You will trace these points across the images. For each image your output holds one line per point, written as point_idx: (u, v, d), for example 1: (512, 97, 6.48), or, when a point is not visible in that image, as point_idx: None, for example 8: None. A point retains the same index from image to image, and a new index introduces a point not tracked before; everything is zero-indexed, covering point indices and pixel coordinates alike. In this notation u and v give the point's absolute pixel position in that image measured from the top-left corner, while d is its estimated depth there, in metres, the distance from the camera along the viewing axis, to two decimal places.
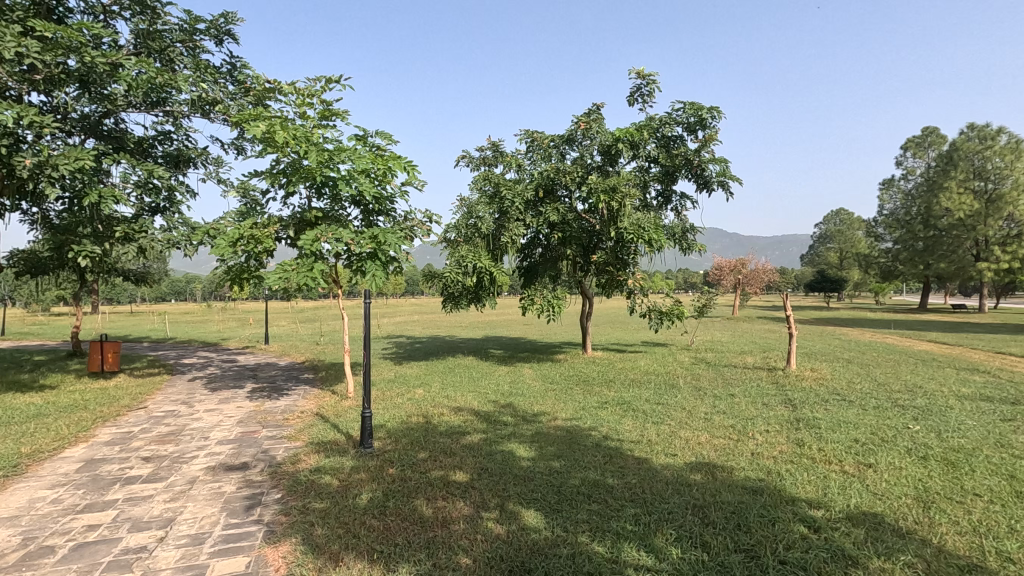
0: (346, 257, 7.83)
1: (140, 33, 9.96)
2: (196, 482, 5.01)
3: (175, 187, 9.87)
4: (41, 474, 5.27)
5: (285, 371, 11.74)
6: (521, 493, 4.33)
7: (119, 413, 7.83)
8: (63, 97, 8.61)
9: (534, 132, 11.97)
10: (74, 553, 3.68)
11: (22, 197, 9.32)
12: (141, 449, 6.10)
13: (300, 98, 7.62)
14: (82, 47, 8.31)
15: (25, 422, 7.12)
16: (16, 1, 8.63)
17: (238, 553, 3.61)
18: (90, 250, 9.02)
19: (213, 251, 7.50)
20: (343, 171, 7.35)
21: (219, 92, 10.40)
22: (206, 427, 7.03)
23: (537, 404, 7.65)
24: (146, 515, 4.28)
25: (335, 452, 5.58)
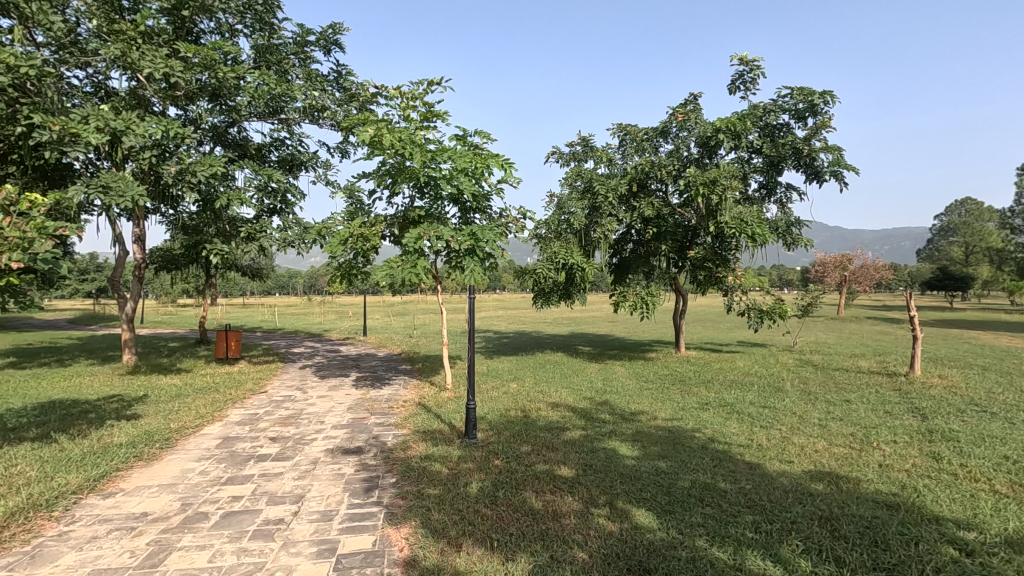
0: (445, 254, 8.10)
1: (260, 48, 10.85)
2: (319, 462, 5.42)
3: (290, 189, 10.68)
4: (189, 448, 5.92)
5: (385, 362, 12.38)
6: (629, 492, 4.28)
7: (244, 396, 8.63)
8: (199, 111, 9.59)
9: (627, 125, 11.75)
10: (224, 520, 4.10)
11: (163, 202, 10.48)
12: (267, 429, 6.69)
13: (404, 101, 7.97)
14: (215, 65, 9.22)
15: (170, 401, 8.00)
16: (162, 27, 9.72)
17: (365, 531, 3.86)
18: (220, 248, 10.00)
19: (326, 249, 8.04)
20: (444, 171, 7.60)
21: (328, 99, 11.11)
22: (320, 412, 7.57)
23: (635, 403, 7.52)
24: (280, 490, 4.68)
25: (442, 441, 5.81)
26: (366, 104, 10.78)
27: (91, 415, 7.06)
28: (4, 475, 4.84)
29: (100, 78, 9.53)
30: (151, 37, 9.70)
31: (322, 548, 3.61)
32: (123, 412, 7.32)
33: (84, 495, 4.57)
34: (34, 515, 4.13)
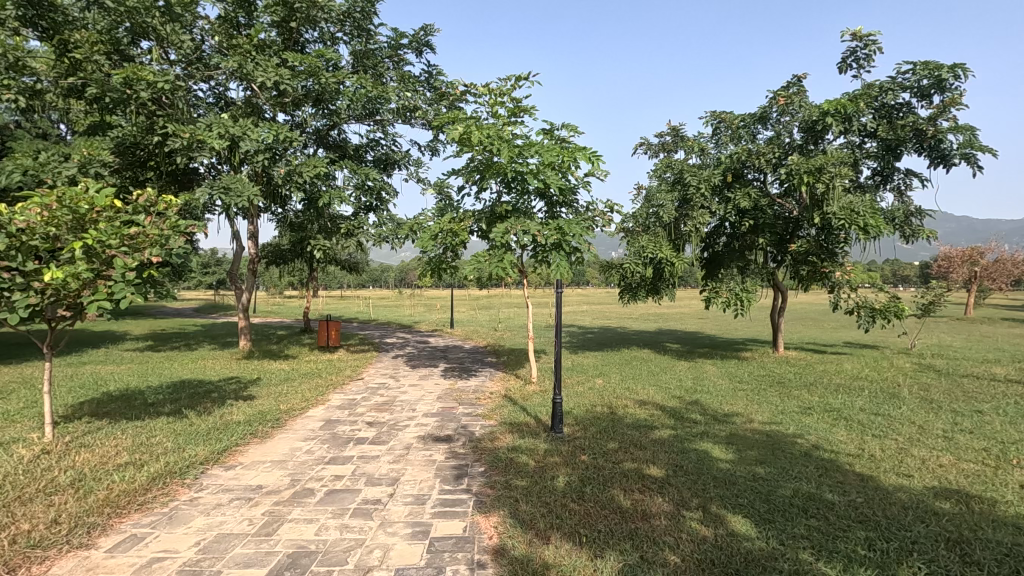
0: (532, 248, 8.14)
1: (358, 53, 11.44)
2: (412, 448, 5.66)
3: (385, 187, 11.22)
4: (296, 428, 6.43)
5: (472, 354, 12.71)
6: (724, 496, 4.09)
7: (344, 382, 9.22)
8: (304, 116, 10.30)
9: (721, 112, 11.18)
10: (327, 497, 4.40)
11: (274, 202, 11.39)
12: (364, 414, 7.10)
13: (492, 97, 8.08)
14: (319, 72, 9.85)
15: (280, 384, 8.71)
16: (272, 40, 10.56)
17: (456, 517, 3.99)
18: (322, 243, 10.71)
19: (417, 244, 8.35)
20: (532, 166, 7.62)
21: (419, 99, 11.51)
22: (412, 400, 7.90)
23: (728, 404, 7.18)
24: (376, 472, 4.95)
25: (529, 434, 5.87)
26: (455, 102, 11.07)
27: (214, 395, 7.85)
28: (147, 444, 5.50)
29: (221, 90, 10.50)
30: (263, 49, 10.55)
31: (416, 530, 3.77)
32: (240, 392, 8.07)
33: (211, 466, 5.09)
34: (170, 481, 4.66)
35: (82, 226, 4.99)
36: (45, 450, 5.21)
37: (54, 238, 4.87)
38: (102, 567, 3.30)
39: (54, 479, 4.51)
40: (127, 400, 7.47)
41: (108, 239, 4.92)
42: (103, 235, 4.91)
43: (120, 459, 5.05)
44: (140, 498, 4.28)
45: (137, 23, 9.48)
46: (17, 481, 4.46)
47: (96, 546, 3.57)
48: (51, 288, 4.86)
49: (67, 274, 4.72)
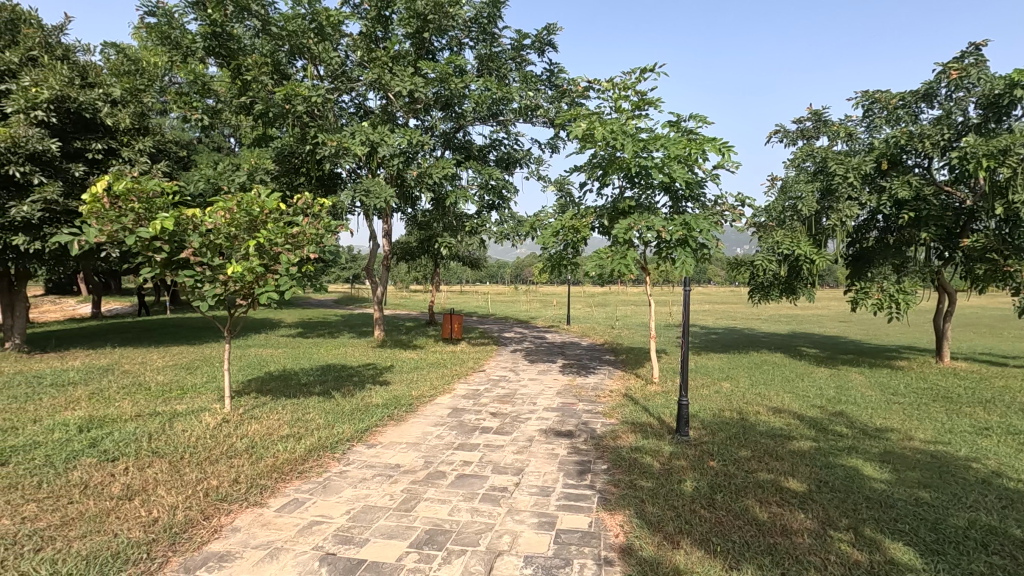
0: (655, 244, 7.89)
1: (483, 57, 11.87)
2: (534, 440, 5.80)
3: (507, 186, 11.53)
4: (426, 414, 6.86)
5: (590, 351, 12.66)
6: (880, 520, 3.69)
7: (467, 373, 9.66)
8: (433, 120, 10.93)
9: (875, 92, 9.99)
10: (458, 481, 4.65)
11: (405, 202, 12.20)
12: (488, 405, 7.38)
13: (616, 92, 7.95)
14: (448, 77, 10.37)
15: (410, 372, 9.34)
16: (406, 50, 11.30)
17: (580, 512, 4.01)
18: (448, 240, 11.28)
19: (539, 241, 8.48)
20: (657, 159, 7.38)
21: (540, 98, 11.65)
22: (532, 393, 8.08)
23: (881, 418, 6.43)
24: (502, 461, 5.13)
25: (652, 435, 5.73)
26: (577, 99, 11.06)
27: (355, 379, 8.64)
28: (302, 419, 6.20)
29: (361, 100, 11.45)
30: (398, 59, 11.35)
31: (542, 521, 3.86)
32: (377, 378, 8.79)
33: (355, 443, 5.61)
34: (323, 454, 5.21)
35: (254, 226, 5.73)
36: (224, 419, 6.08)
37: (233, 238, 5.64)
38: (272, 524, 3.78)
39: (232, 444, 5.25)
40: (284, 379, 8.47)
41: (275, 239, 5.62)
42: (271, 235, 5.60)
43: (282, 431, 5.75)
44: (300, 467, 4.84)
45: (294, 45, 10.67)
46: (206, 444, 5.25)
47: (267, 505, 4.11)
48: (231, 280, 5.65)
49: (245, 268, 5.45)
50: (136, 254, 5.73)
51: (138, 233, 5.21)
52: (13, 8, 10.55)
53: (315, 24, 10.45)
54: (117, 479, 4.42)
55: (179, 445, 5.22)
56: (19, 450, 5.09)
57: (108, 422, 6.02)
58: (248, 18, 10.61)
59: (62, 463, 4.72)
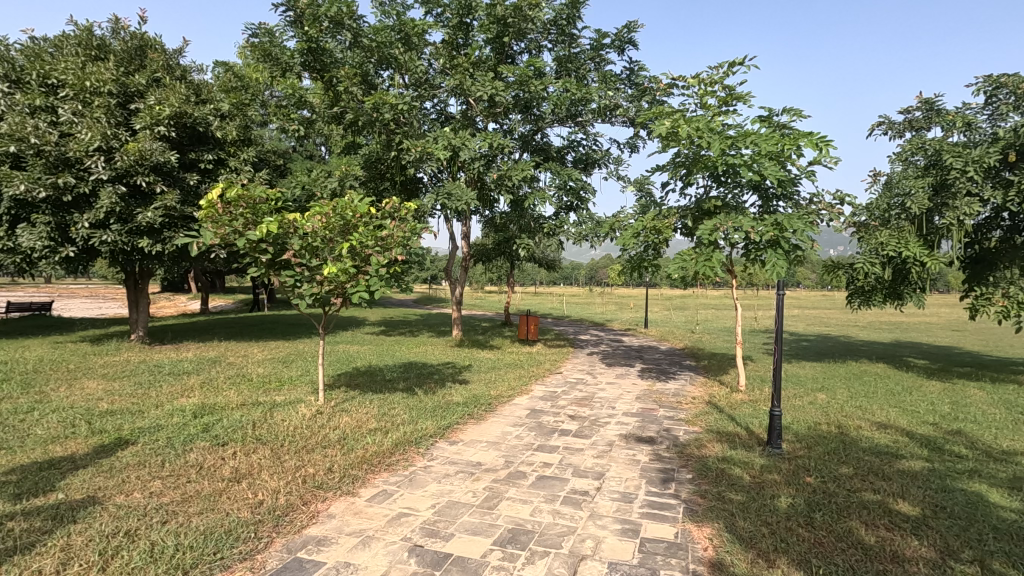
0: (743, 246, 7.51)
1: (562, 59, 11.87)
2: (615, 445, 5.70)
3: (585, 187, 11.44)
4: (505, 414, 6.94)
5: (669, 356, 12.28)
6: (1013, 554, 3.30)
7: (544, 374, 9.68)
8: (512, 123, 11.04)
9: (1000, 76, 8.96)
10: (539, 482, 4.67)
11: (484, 205, 12.41)
12: (566, 407, 7.35)
13: (702, 88, 7.64)
14: (528, 80, 10.43)
15: (489, 372, 9.49)
16: (486, 56, 11.51)
17: (665, 521, 3.90)
18: (526, 241, 11.36)
19: (618, 242, 8.31)
20: (746, 156, 7.03)
21: (620, 97, 11.45)
22: (611, 397, 7.95)
23: (1008, 439, 5.74)
24: (583, 465, 5.08)
25: (741, 446, 5.46)
26: (658, 96, 10.79)
27: (436, 377, 8.89)
28: (388, 414, 6.46)
29: (443, 106, 11.78)
30: (478, 65, 11.60)
31: (625, 528, 3.79)
32: (456, 377, 9.00)
33: (438, 439, 5.77)
34: (408, 448, 5.41)
35: (347, 229, 6.04)
36: (318, 411, 6.47)
37: (328, 240, 5.98)
38: (364, 513, 3.97)
39: (326, 435, 5.57)
40: (370, 375, 8.87)
41: (366, 241, 5.90)
42: (363, 238, 5.89)
43: (370, 424, 6.02)
44: (388, 460, 5.05)
45: (382, 56, 11.15)
46: (302, 433, 5.61)
47: (359, 494, 4.32)
48: (327, 279, 6.01)
49: (339, 269, 5.77)
50: (243, 256, 6.22)
51: (246, 236, 5.66)
52: (142, 35, 11.80)
53: (402, 34, 10.88)
54: (227, 462, 4.81)
55: (278, 434, 5.60)
56: (145, 432, 5.67)
57: (218, 409, 6.58)
58: (341, 32, 11.03)
59: (181, 445, 5.21)
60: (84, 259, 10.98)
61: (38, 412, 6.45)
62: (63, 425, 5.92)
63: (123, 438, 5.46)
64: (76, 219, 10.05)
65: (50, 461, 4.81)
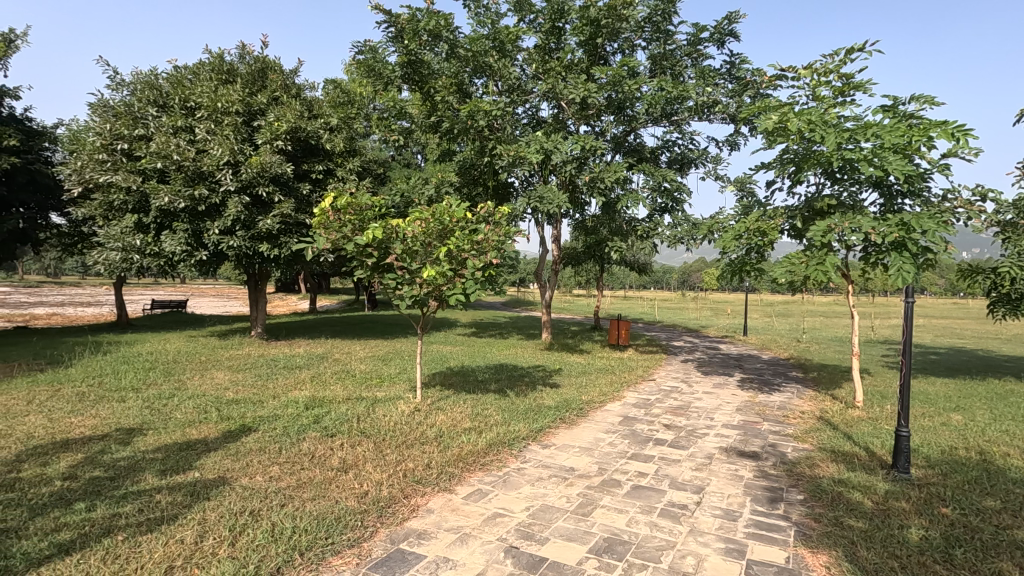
0: (862, 248, 6.87)
1: (656, 57, 11.54)
2: (715, 458, 5.41)
3: (681, 187, 11.03)
4: (597, 420, 6.84)
5: (772, 366, 11.50)
6: None
7: (636, 381, 9.43)
8: (605, 124, 10.88)
9: None
10: (634, 491, 4.54)
11: (574, 208, 12.33)
12: (661, 416, 7.10)
13: (814, 78, 7.11)
14: (622, 80, 10.23)
15: (579, 377, 9.40)
16: (578, 58, 11.46)
17: (774, 543, 3.64)
18: (618, 244, 11.16)
19: (718, 245, 7.90)
20: (866, 150, 6.42)
21: (720, 93, 10.92)
22: (709, 407, 7.59)
23: None
24: (680, 477, 4.88)
25: (860, 467, 4.98)
26: (762, 90, 10.16)
27: (527, 379, 8.95)
28: (482, 414, 6.60)
29: (534, 111, 11.88)
30: (571, 68, 11.59)
31: (730, 547, 3.58)
32: (547, 380, 9.01)
33: (530, 442, 5.80)
34: (502, 449, 5.49)
35: (445, 234, 6.26)
36: (416, 408, 6.76)
37: (427, 244, 6.21)
38: (461, 511, 4.07)
39: (424, 432, 5.79)
40: (464, 376, 9.11)
41: (463, 245, 6.07)
42: (459, 242, 6.06)
43: (465, 424, 6.18)
44: (483, 459, 5.16)
45: (477, 64, 11.42)
46: (402, 429, 5.87)
47: (456, 492, 4.44)
48: (425, 282, 6.24)
49: (437, 272, 5.97)
50: (351, 260, 6.63)
51: (354, 241, 6.03)
52: (264, 58, 12.99)
53: (496, 42, 11.09)
54: (335, 452, 5.15)
55: (380, 429, 5.90)
56: (265, 420, 6.21)
57: (327, 402, 7.06)
58: (439, 45, 11.40)
59: (296, 435, 5.65)
60: (214, 262, 12.23)
61: (177, 398, 7.27)
62: (198, 411, 6.62)
63: (247, 425, 6.01)
64: (209, 226, 11.24)
65: (189, 442, 5.41)
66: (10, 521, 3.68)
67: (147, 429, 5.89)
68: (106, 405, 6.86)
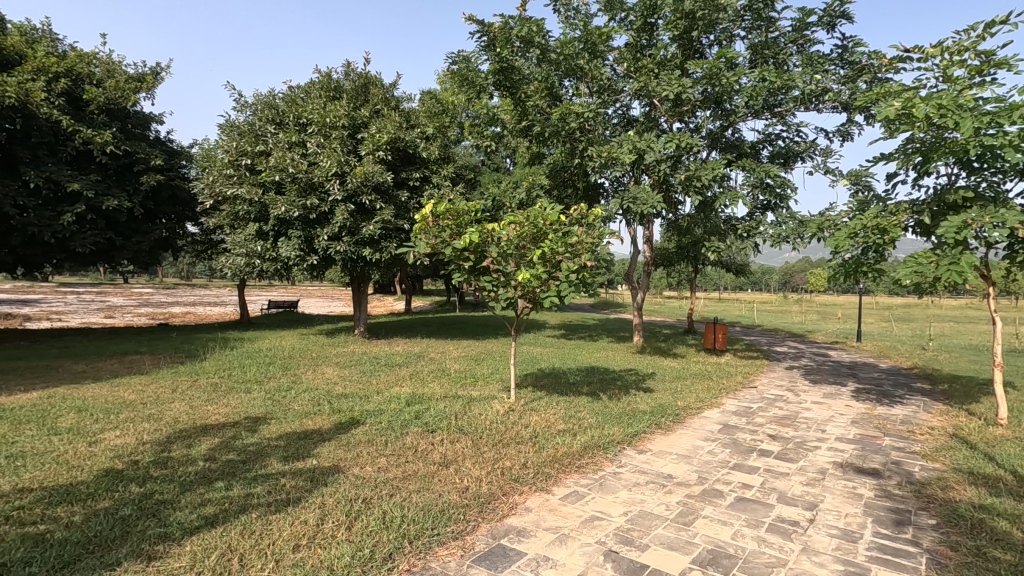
0: (1007, 245, 6.09)
1: (757, 46, 10.94)
2: (828, 474, 5.04)
3: (786, 183, 10.36)
4: (695, 426, 6.60)
5: (893, 376, 10.47)
6: None
7: (736, 387, 8.98)
8: (700, 120, 10.47)
9: None
10: (738, 503, 4.34)
11: (668, 207, 11.97)
12: (765, 425, 6.71)
13: (945, 58, 6.41)
14: (721, 73, 9.79)
15: (674, 381, 9.11)
16: (672, 54, 11.14)
17: (902, 570, 3.34)
18: (716, 244, 10.69)
19: (830, 244, 7.34)
20: (1011, 135, 5.68)
21: (830, 80, 10.14)
22: (819, 418, 7.07)
23: None
24: (789, 491, 4.60)
25: (1006, 494, 4.42)
26: (881, 73, 9.31)
27: (620, 383, 8.82)
28: (575, 416, 6.61)
29: (625, 110, 11.71)
30: (664, 64, 11.30)
31: (850, 570, 3.33)
32: (640, 384, 8.82)
33: (626, 447, 5.72)
34: (597, 452, 5.47)
35: (539, 236, 6.35)
36: (511, 407, 6.90)
37: (522, 247, 6.31)
38: (559, 511, 4.11)
39: (519, 431, 5.91)
40: (556, 377, 9.15)
41: (557, 248, 6.12)
42: (554, 245, 6.11)
43: (559, 425, 6.22)
44: (578, 461, 5.17)
45: (568, 67, 11.45)
46: (498, 428, 6.03)
47: (553, 492, 4.50)
48: (520, 285, 6.35)
49: (532, 275, 6.05)
50: (449, 263, 6.89)
51: (452, 245, 6.27)
52: (366, 74, 13.86)
53: (588, 44, 11.07)
54: (437, 447, 5.39)
55: (477, 426, 6.09)
56: (372, 414, 6.63)
57: (426, 399, 7.40)
58: (530, 50, 11.56)
59: (400, 429, 5.98)
60: (323, 265, 13.20)
61: (294, 391, 7.96)
62: (313, 403, 7.20)
63: (356, 418, 6.45)
64: (319, 233, 12.16)
65: (306, 432, 5.90)
66: (166, 493, 4.23)
67: (271, 418, 6.50)
68: (235, 395, 7.64)
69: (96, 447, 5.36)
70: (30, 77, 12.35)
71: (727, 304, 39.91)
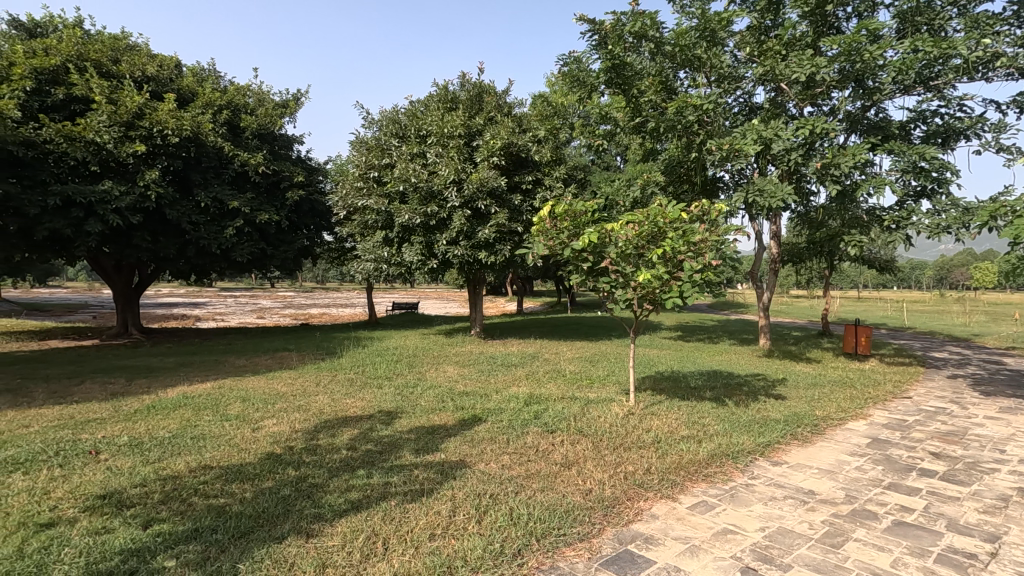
0: None
1: (905, 13, 9.72)
2: (1012, 502, 4.32)
3: (947, 165, 9.09)
4: (838, 439, 6.00)
5: None
6: None
7: (885, 397, 8.04)
8: (838, 101, 9.51)
9: None
10: (898, 528, 3.87)
11: (800, 199, 11.02)
12: (926, 442, 5.92)
13: None
14: (862, 47, 8.83)
15: (810, 388, 8.36)
16: (801, 33, 10.27)
17: None
18: (858, 238, 9.65)
19: (1007, 233, 6.31)
20: None
21: (1003, 43, 8.73)
22: (996, 436, 6.09)
23: None
24: (963, 519, 4.01)
25: None
26: None
27: (746, 388, 8.27)
28: (699, 422, 6.31)
29: (747, 98, 11.03)
30: (793, 45, 10.45)
31: None
32: (770, 390, 8.21)
33: (758, 457, 5.36)
34: (726, 461, 5.18)
35: (658, 236, 6.16)
36: (630, 411, 6.75)
37: (641, 247, 6.15)
38: (688, 521, 3.96)
39: (640, 436, 5.77)
40: (675, 381, 8.81)
41: (678, 246, 5.88)
42: (675, 244, 5.89)
43: (682, 431, 5.98)
44: (705, 470, 4.93)
45: (684, 58, 10.99)
46: (618, 431, 5.93)
47: (680, 500, 4.33)
48: (639, 285, 6.20)
49: (652, 275, 5.88)
50: (566, 265, 6.91)
51: (570, 247, 6.28)
52: (479, 84, 14.37)
53: (706, 32, 10.57)
54: (558, 448, 5.43)
55: (596, 429, 6.04)
56: (493, 412, 6.84)
57: (544, 399, 7.50)
58: (643, 45, 11.28)
59: (520, 428, 6.11)
60: (443, 268, 13.86)
61: (420, 387, 8.45)
62: (437, 399, 7.60)
63: (478, 415, 6.69)
64: (439, 237, 12.81)
65: (433, 427, 6.23)
66: (318, 478, 4.70)
67: (401, 412, 6.96)
68: (369, 390, 8.29)
69: (259, 432, 6.10)
70: (201, 111, 14.37)
71: (868, 303, 36.43)
